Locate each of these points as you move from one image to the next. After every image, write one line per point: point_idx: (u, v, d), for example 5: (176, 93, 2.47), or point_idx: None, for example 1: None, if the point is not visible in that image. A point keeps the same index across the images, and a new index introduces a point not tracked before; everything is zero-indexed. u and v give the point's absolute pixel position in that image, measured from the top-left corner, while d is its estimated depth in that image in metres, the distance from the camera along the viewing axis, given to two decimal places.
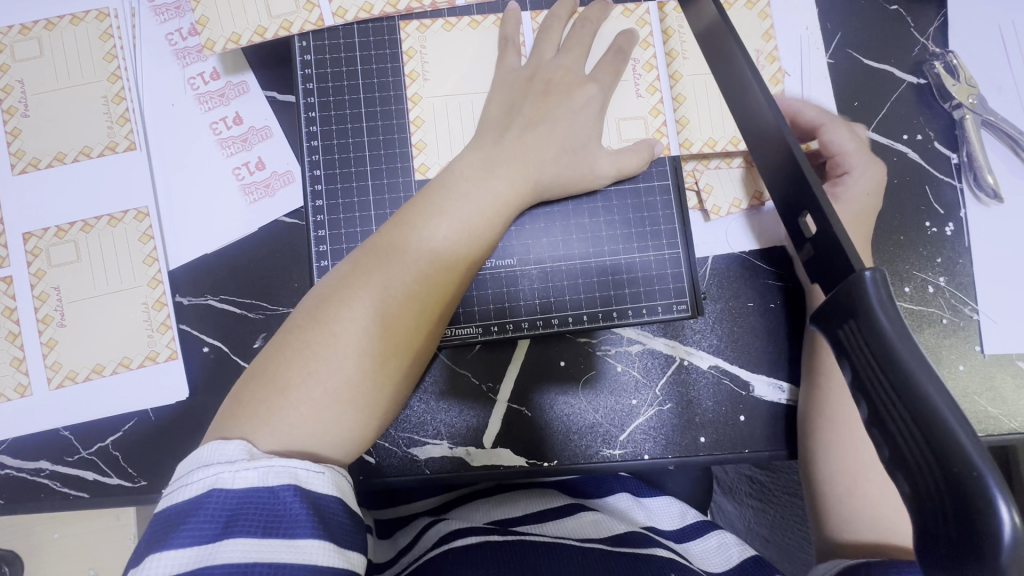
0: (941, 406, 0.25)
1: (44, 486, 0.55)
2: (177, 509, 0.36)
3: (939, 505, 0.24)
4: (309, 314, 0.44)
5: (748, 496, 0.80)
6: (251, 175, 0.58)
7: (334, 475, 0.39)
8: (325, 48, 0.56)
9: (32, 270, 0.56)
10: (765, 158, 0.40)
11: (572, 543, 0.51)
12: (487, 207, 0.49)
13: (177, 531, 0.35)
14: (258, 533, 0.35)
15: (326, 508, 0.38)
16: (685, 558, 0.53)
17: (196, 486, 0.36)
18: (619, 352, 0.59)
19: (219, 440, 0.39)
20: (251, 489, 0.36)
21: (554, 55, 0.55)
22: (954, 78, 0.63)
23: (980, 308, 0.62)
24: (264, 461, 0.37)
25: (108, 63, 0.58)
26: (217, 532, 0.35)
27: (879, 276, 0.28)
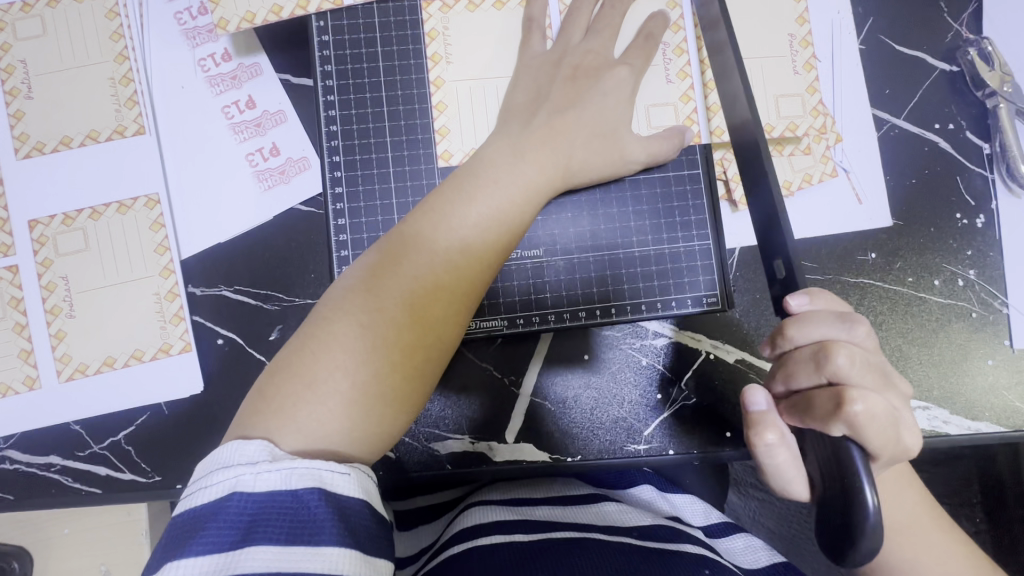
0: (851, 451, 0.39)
1: (55, 481, 0.53)
2: (197, 513, 0.35)
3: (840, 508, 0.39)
4: (335, 305, 0.42)
5: (753, 488, 0.75)
6: (266, 161, 0.56)
7: (358, 475, 0.37)
8: (344, 28, 0.54)
9: (39, 259, 0.54)
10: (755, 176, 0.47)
11: (598, 538, 0.50)
12: (516, 195, 0.47)
13: (196, 537, 0.34)
14: (282, 540, 0.34)
15: (351, 510, 0.36)
16: (714, 550, 0.52)
17: (217, 489, 0.35)
18: (644, 345, 0.58)
19: (238, 440, 0.37)
20: (273, 492, 0.35)
21: (582, 39, 0.53)
22: (989, 65, 0.61)
23: (1009, 301, 0.60)
24: (286, 462, 0.36)
25: (115, 42, 0.56)
26: (237, 539, 0.34)
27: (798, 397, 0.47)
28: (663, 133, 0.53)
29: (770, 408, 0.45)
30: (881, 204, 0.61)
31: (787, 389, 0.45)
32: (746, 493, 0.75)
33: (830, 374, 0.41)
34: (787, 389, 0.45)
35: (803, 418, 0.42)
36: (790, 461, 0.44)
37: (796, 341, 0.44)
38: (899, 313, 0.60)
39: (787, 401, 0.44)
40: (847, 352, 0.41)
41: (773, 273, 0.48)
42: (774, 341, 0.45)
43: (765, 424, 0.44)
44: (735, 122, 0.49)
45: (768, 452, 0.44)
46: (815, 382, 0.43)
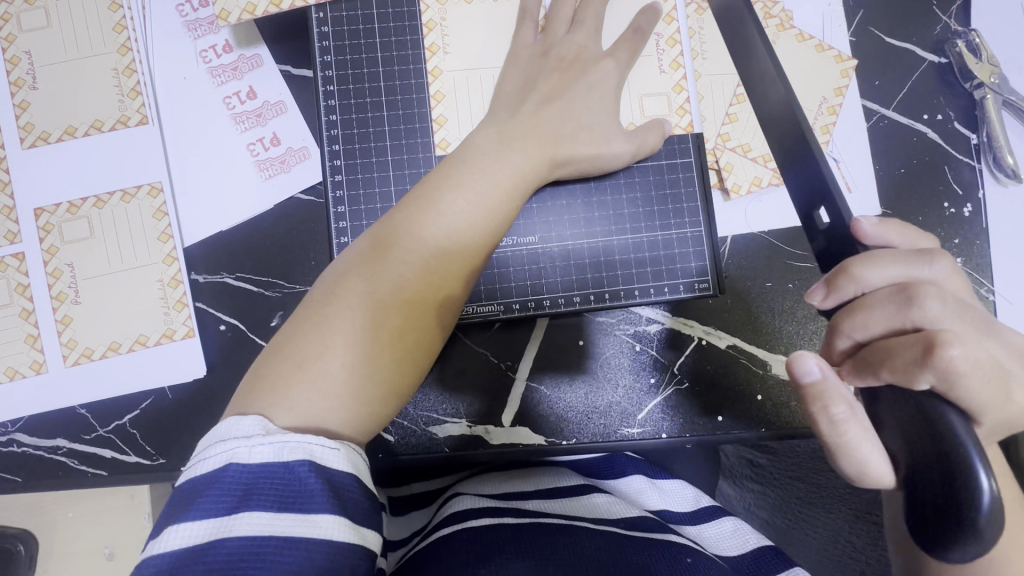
0: (952, 421, 0.32)
1: (62, 463, 0.55)
2: (196, 482, 0.36)
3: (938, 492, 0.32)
4: (333, 287, 0.44)
5: (749, 479, 0.74)
6: (267, 151, 0.57)
7: (348, 450, 0.39)
8: (343, 19, 0.55)
9: (45, 246, 0.55)
10: (772, 132, 0.47)
11: (586, 525, 0.51)
12: (506, 181, 0.48)
13: (194, 503, 0.35)
14: (274, 508, 0.35)
15: (340, 483, 0.38)
16: (698, 542, 0.54)
17: (213, 460, 0.36)
18: (638, 331, 0.59)
19: (236, 415, 0.39)
20: (266, 463, 0.36)
21: (571, 28, 0.54)
22: (977, 57, 0.62)
23: (995, 288, 0.62)
24: (279, 436, 0.37)
25: (118, 34, 0.57)
26: (233, 505, 0.35)
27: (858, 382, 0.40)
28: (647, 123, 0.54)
29: (829, 374, 0.36)
30: (870, 193, 0.62)
31: (852, 345, 0.38)
32: (742, 485, 0.74)
33: (916, 318, 0.35)
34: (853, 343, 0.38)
35: (879, 374, 0.35)
36: (864, 437, 0.36)
37: (869, 284, 0.37)
38: None
39: (852, 358, 0.37)
40: (935, 294, 0.35)
41: (814, 226, 0.44)
42: (835, 284, 0.38)
43: (828, 395, 0.36)
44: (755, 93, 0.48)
45: (834, 428, 0.36)
46: (890, 330, 0.36)
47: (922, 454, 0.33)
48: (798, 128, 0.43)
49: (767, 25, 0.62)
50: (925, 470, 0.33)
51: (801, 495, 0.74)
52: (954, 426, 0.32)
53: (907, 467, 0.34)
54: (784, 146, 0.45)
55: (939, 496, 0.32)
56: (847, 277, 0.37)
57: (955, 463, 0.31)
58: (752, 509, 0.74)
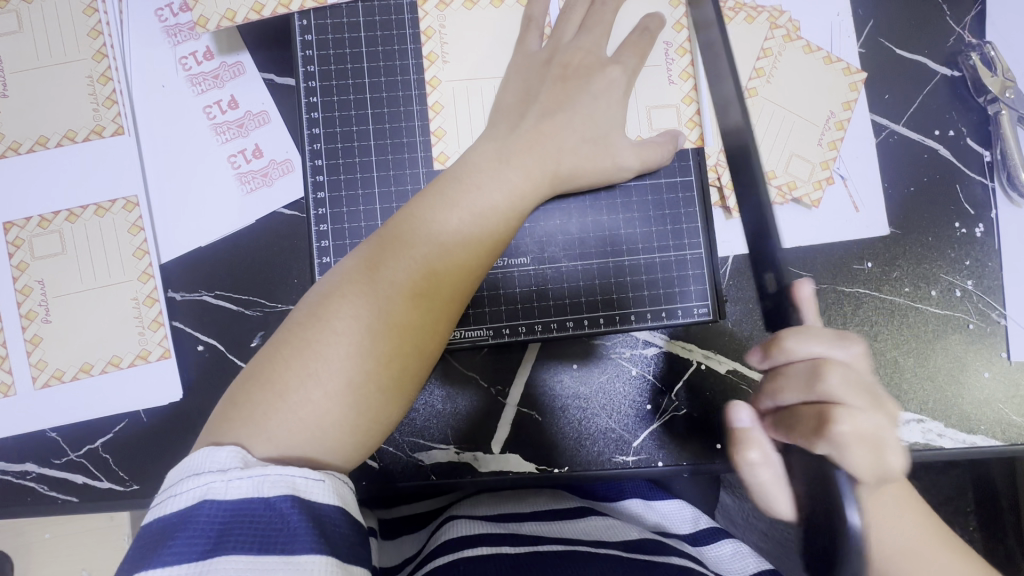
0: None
1: (31, 489, 0.52)
2: (168, 521, 0.33)
3: None
4: (311, 313, 0.41)
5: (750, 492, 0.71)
6: (248, 163, 0.55)
7: (334, 482, 0.37)
8: (328, 27, 0.53)
9: (15, 262, 0.53)
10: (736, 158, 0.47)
11: (585, 550, 0.49)
12: (499, 199, 0.46)
13: (166, 547, 0.33)
14: (254, 549, 0.33)
15: (325, 518, 0.35)
16: (704, 565, 0.51)
17: (187, 497, 0.34)
18: (635, 354, 0.56)
19: (210, 446, 0.36)
20: (245, 500, 0.34)
21: (574, 36, 0.51)
22: (991, 70, 0.60)
23: (1007, 312, 0.59)
24: (258, 470, 0.34)
25: (93, 39, 0.54)
26: (210, 548, 0.32)
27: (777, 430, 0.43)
28: (659, 137, 0.52)
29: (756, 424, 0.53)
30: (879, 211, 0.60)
31: (773, 405, 0.49)
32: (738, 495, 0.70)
33: (821, 392, 0.43)
34: (775, 404, 0.48)
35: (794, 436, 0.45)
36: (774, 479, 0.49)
37: (794, 355, 0.46)
38: (895, 323, 0.59)
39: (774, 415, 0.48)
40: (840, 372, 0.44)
41: (765, 289, 0.52)
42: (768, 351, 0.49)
43: (750, 441, 0.52)
44: None
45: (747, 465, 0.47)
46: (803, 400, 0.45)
47: None
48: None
49: (773, 36, 0.59)
50: None
51: None
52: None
53: None
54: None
55: None
56: (780, 349, 0.47)
57: None
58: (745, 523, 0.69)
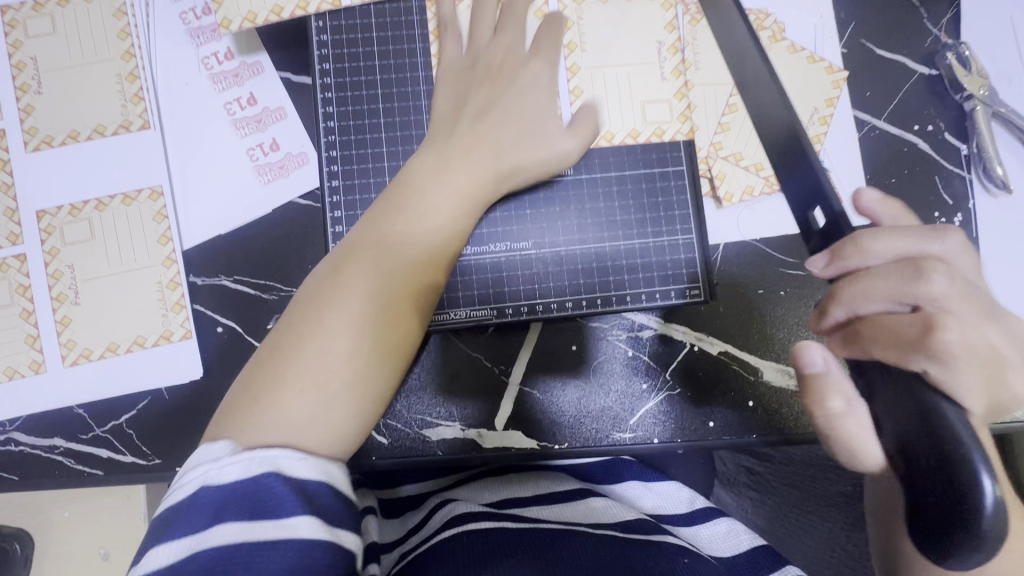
0: (942, 406, 0.34)
1: (58, 463, 0.55)
2: (170, 509, 0.37)
3: (929, 469, 0.34)
4: (331, 289, 0.44)
5: (745, 487, 0.77)
6: (266, 156, 0.58)
7: (316, 460, 0.40)
8: (342, 28, 0.56)
9: (46, 248, 0.56)
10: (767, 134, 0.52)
11: (583, 530, 0.52)
12: (494, 183, 0.51)
13: (172, 526, 0.36)
14: (246, 517, 0.35)
15: (310, 490, 0.38)
16: (692, 543, 0.54)
17: (186, 486, 0.37)
18: (631, 336, 0.59)
19: (207, 444, 0.40)
20: (236, 480, 0.37)
21: (490, 39, 0.54)
22: (966, 70, 0.63)
23: (986, 297, 0.62)
24: (245, 454, 0.38)
25: (122, 40, 0.58)
26: (206, 521, 0.35)
27: None
28: (582, 114, 0.54)
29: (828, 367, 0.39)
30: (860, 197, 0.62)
31: (848, 316, 0.39)
32: (738, 492, 0.77)
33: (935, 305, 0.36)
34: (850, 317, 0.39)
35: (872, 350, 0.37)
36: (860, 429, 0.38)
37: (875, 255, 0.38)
38: None
39: (845, 330, 0.39)
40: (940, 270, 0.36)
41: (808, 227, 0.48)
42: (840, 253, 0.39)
43: (825, 389, 0.38)
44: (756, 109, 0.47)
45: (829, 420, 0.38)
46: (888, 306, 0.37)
47: (914, 437, 0.35)
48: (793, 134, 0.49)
49: (759, 37, 0.63)
50: (922, 459, 0.34)
51: (798, 502, 0.77)
52: (947, 414, 0.34)
53: (899, 450, 0.35)
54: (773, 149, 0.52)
55: (935, 487, 0.33)
56: (852, 248, 0.39)
57: (958, 459, 0.33)
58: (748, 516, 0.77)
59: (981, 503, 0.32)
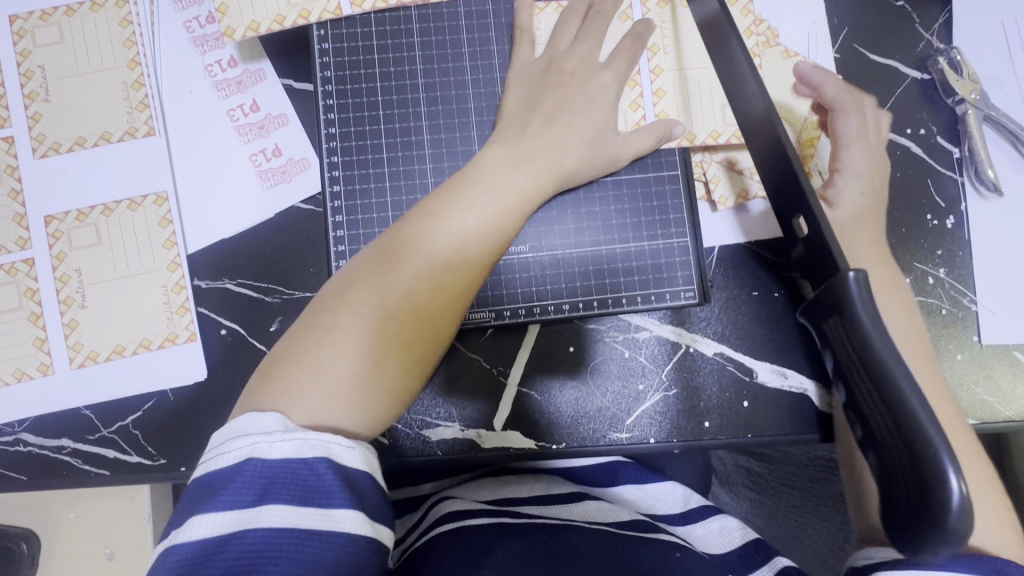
0: (906, 390, 0.31)
1: (66, 463, 0.56)
2: (216, 476, 0.37)
3: (897, 455, 0.31)
4: (333, 294, 0.45)
5: (743, 487, 0.82)
6: (269, 162, 0.60)
7: (363, 449, 0.40)
8: (343, 37, 0.57)
9: (54, 252, 0.57)
10: (758, 140, 0.45)
11: (581, 526, 0.53)
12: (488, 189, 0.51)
13: (217, 495, 0.36)
14: (297, 501, 0.37)
15: (355, 480, 0.39)
16: (685, 539, 0.56)
17: (235, 454, 0.38)
18: (628, 338, 0.60)
19: (255, 411, 0.40)
20: (286, 459, 0.37)
21: (568, 46, 0.56)
22: (958, 73, 0.64)
23: (978, 299, 0.63)
24: (299, 434, 0.38)
25: (128, 49, 0.59)
26: (256, 497, 0.36)
27: (861, 277, 0.34)
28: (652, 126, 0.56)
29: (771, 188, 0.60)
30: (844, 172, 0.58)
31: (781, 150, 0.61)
32: (737, 493, 0.82)
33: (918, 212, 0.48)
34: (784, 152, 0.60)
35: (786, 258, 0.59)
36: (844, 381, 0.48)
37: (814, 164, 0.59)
38: None
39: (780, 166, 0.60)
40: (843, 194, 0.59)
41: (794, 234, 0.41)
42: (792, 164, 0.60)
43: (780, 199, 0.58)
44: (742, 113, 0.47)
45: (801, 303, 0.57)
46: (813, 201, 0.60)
47: (879, 421, 0.32)
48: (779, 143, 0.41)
49: (752, 42, 0.64)
50: (891, 446, 0.31)
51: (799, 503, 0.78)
52: (909, 400, 0.31)
53: (867, 432, 0.33)
54: (765, 152, 0.44)
55: (907, 480, 0.31)
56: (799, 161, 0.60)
57: (920, 451, 0.30)
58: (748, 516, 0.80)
59: (946, 495, 0.29)
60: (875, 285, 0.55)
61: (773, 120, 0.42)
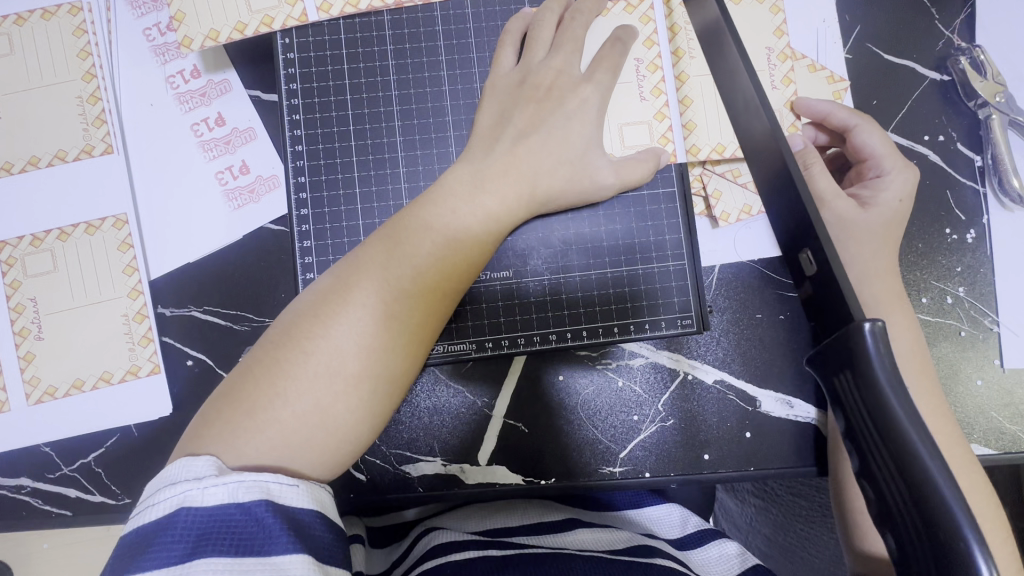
0: (932, 468, 0.27)
1: (26, 503, 0.53)
2: (143, 531, 0.33)
3: (917, 539, 0.27)
4: (286, 330, 0.41)
5: (750, 494, 0.75)
6: (235, 180, 0.56)
7: (309, 486, 0.37)
8: (310, 45, 0.53)
9: (9, 280, 0.54)
10: (761, 160, 0.41)
11: (573, 553, 0.49)
12: (463, 212, 0.46)
13: (142, 555, 0.32)
14: (230, 552, 0.32)
15: (302, 522, 0.35)
16: (687, 566, 0.51)
17: (164, 505, 0.33)
18: (621, 365, 0.56)
19: (187, 457, 0.36)
20: (221, 506, 0.33)
21: (545, 56, 0.51)
22: (981, 74, 0.59)
23: (1000, 319, 0.59)
24: (233, 476, 0.34)
25: (83, 60, 0.55)
26: (186, 552, 0.32)
27: (878, 327, 0.30)
28: (639, 157, 0.52)
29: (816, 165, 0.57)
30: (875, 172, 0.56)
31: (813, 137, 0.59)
32: (743, 499, 0.76)
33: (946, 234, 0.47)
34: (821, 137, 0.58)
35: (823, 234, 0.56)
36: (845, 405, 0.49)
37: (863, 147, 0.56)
38: None
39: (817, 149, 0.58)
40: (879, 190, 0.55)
41: (801, 271, 0.37)
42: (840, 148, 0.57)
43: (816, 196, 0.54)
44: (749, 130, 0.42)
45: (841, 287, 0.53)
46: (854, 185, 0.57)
47: (897, 500, 0.28)
48: (784, 167, 0.37)
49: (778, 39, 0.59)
50: (908, 527, 0.27)
51: (805, 513, 0.71)
52: (934, 476, 0.27)
53: (881, 510, 0.29)
54: (771, 175, 0.40)
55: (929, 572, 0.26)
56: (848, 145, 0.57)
57: (944, 538, 0.26)
58: (753, 527, 0.74)
59: None
60: (884, 306, 0.51)
61: (777, 139, 0.37)
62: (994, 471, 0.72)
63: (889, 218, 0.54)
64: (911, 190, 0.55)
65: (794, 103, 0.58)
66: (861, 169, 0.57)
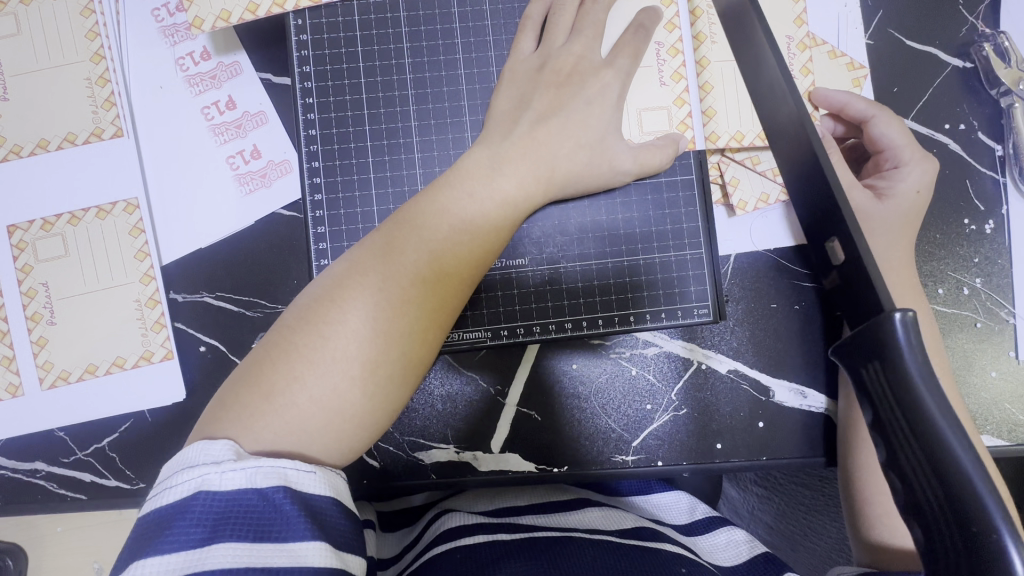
0: (965, 464, 0.27)
1: (42, 487, 0.53)
2: (162, 513, 0.33)
3: (947, 531, 0.27)
4: (303, 315, 0.40)
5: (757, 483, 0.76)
6: (246, 164, 0.55)
7: (325, 473, 0.36)
8: (323, 26, 0.52)
9: (20, 264, 0.54)
10: (786, 145, 0.40)
11: (581, 535, 0.49)
12: (479, 197, 0.46)
13: (162, 537, 0.32)
14: (249, 537, 0.32)
15: (319, 508, 0.35)
16: (692, 550, 0.51)
17: (181, 488, 0.33)
18: (634, 354, 0.56)
19: (205, 440, 0.36)
20: (239, 492, 0.33)
21: (565, 41, 0.50)
22: (1005, 61, 0.58)
23: (1016, 311, 0.58)
24: (251, 461, 0.34)
25: (91, 41, 0.54)
26: (205, 536, 0.32)
27: (910, 318, 0.29)
28: (659, 142, 0.51)
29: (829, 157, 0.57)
30: (892, 164, 0.55)
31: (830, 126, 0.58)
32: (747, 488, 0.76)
33: None
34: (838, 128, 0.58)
35: None
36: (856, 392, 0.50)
37: (881, 138, 0.55)
38: None
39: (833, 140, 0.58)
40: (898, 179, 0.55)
41: (828, 260, 0.37)
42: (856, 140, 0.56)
43: None
44: (774, 112, 0.41)
45: None
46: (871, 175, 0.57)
47: (926, 492, 0.28)
48: (810, 153, 0.37)
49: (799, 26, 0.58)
50: (937, 518, 0.28)
51: (809, 502, 0.72)
52: (965, 469, 0.27)
53: (909, 502, 0.29)
54: (795, 161, 0.39)
55: (958, 562, 0.27)
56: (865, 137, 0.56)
57: (975, 533, 0.26)
58: (755, 514, 0.75)
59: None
60: (901, 297, 0.51)
61: (804, 124, 0.37)
62: (1002, 463, 0.72)
63: (908, 208, 0.53)
64: (930, 181, 0.54)
65: (812, 93, 0.56)
66: (878, 160, 0.56)
